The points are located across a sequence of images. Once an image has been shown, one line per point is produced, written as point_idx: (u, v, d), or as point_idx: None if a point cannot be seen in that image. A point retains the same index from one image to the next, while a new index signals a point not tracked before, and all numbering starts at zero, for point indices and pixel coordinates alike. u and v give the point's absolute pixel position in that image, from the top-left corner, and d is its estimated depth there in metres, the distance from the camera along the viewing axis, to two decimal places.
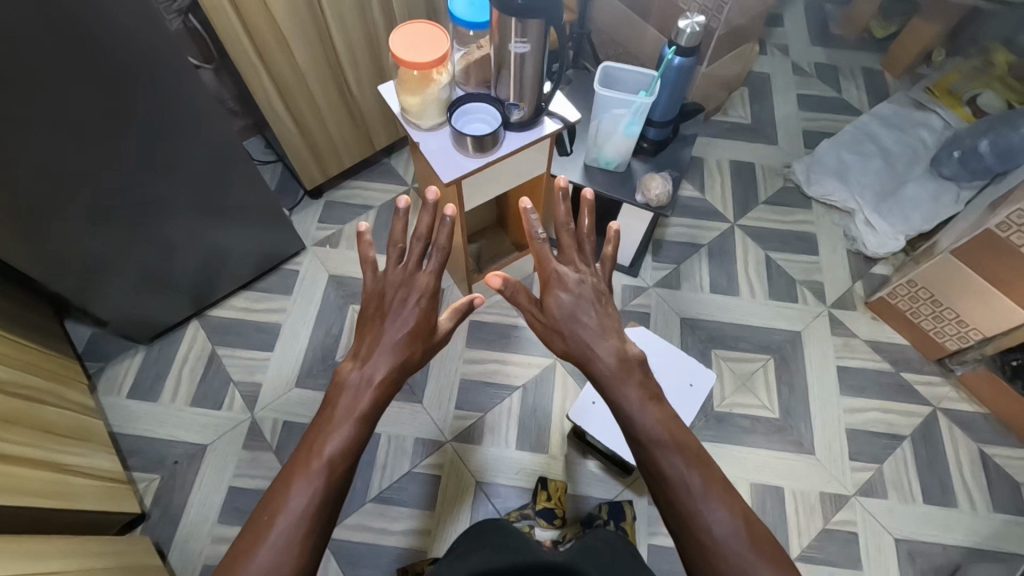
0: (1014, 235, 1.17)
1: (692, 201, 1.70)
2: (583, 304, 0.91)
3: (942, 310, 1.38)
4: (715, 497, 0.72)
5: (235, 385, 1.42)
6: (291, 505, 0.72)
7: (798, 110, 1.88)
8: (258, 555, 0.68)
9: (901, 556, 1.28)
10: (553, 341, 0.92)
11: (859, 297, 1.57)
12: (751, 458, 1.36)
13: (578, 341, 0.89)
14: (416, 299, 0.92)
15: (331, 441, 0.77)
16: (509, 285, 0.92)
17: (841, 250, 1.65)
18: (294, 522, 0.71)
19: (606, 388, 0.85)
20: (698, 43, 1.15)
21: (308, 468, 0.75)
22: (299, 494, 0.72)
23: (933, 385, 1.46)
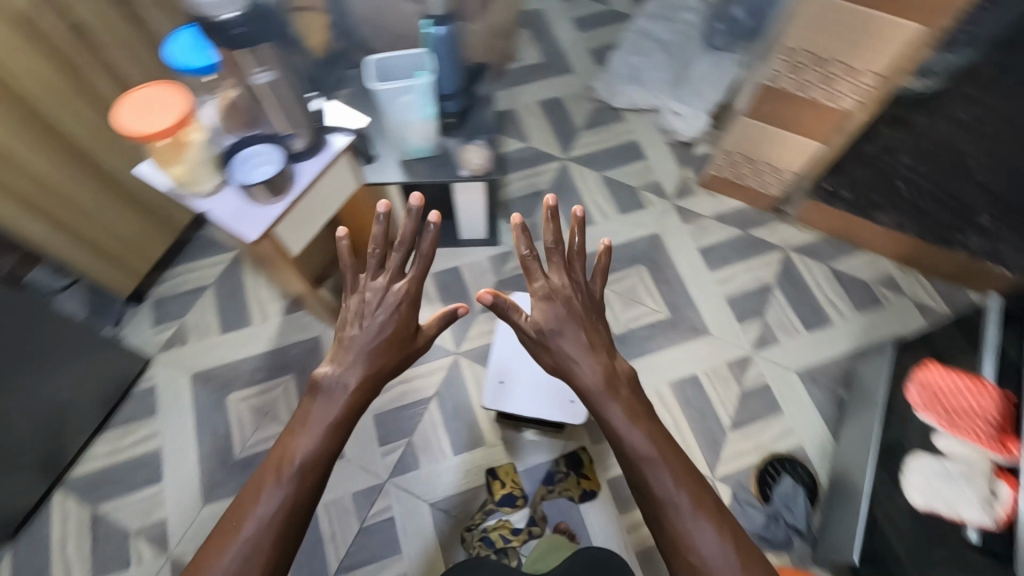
0: (782, 82, 1.27)
1: (520, 152, 1.72)
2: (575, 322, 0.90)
3: (759, 165, 1.52)
4: (699, 511, 0.75)
5: (136, 535, 1.26)
6: (259, 509, 0.73)
7: (578, 32, 1.94)
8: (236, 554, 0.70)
9: (807, 382, 1.43)
10: (543, 355, 0.92)
11: (693, 180, 1.69)
12: (662, 361, 1.45)
13: (569, 356, 0.89)
14: (394, 304, 0.91)
15: (307, 441, 0.79)
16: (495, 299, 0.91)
17: (663, 144, 1.75)
18: (267, 522, 0.72)
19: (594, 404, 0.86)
20: (448, 9, 1.15)
21: (281, 469, 0.76)
22: (270, 497, 0.74)
23: (777, 230, 1.62)
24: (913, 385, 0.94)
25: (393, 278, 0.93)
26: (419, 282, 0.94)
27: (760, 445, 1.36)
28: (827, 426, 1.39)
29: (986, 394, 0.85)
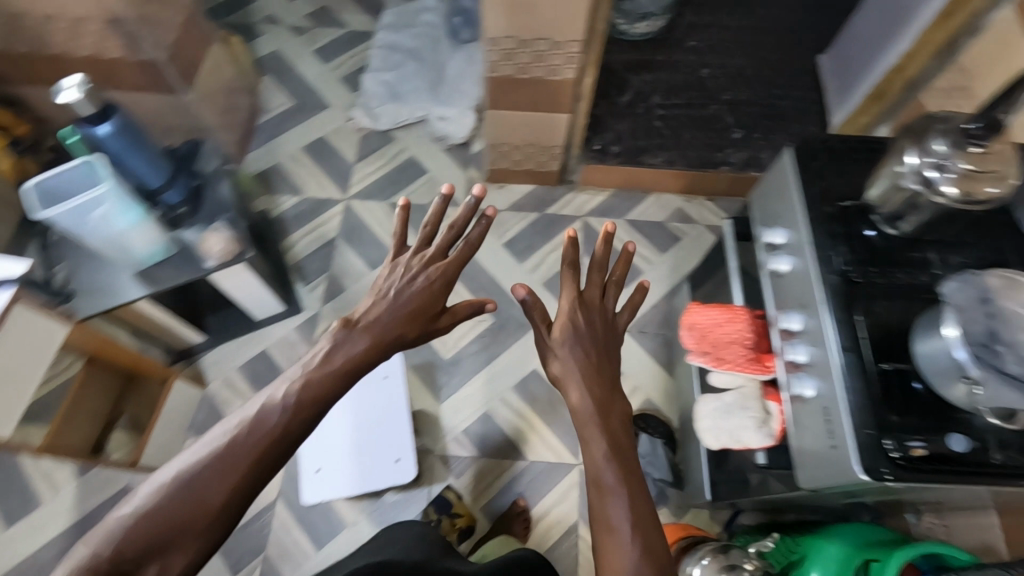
0: (499, 72, 1.26)
1: (298, 206, 1.62)
2: (590, 346, 0.83)
3: (526, 149, 1.53)
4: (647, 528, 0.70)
5: None
6: (261, 413, 0.66)
7: (323, 64, 1.86)
8: (251, 441, 0.64)
9: (637, 336, 1.47)
10: (552, 360, 0.83)
11: (479, 179, 1.68)
12: (499, 369, 1.43)
13: (572, 370, 0.81)
14: (427, 282, 0.81)
15: (322, 375, 0.70)
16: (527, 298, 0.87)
17: (441, 152, 1.72)
18: (268, 435, 0.65)
19: (590, 426, 0.77)
20: (103, 103, 1.02)
21: (302, 389, 0.69)
22: (271, 410, 0.66)
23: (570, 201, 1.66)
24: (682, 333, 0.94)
25: (429, 259, 0.83)
26: (453, 275, 0.83)
27: None
28: (665, 371, 1.44)
29: (742, 332, 0.88)
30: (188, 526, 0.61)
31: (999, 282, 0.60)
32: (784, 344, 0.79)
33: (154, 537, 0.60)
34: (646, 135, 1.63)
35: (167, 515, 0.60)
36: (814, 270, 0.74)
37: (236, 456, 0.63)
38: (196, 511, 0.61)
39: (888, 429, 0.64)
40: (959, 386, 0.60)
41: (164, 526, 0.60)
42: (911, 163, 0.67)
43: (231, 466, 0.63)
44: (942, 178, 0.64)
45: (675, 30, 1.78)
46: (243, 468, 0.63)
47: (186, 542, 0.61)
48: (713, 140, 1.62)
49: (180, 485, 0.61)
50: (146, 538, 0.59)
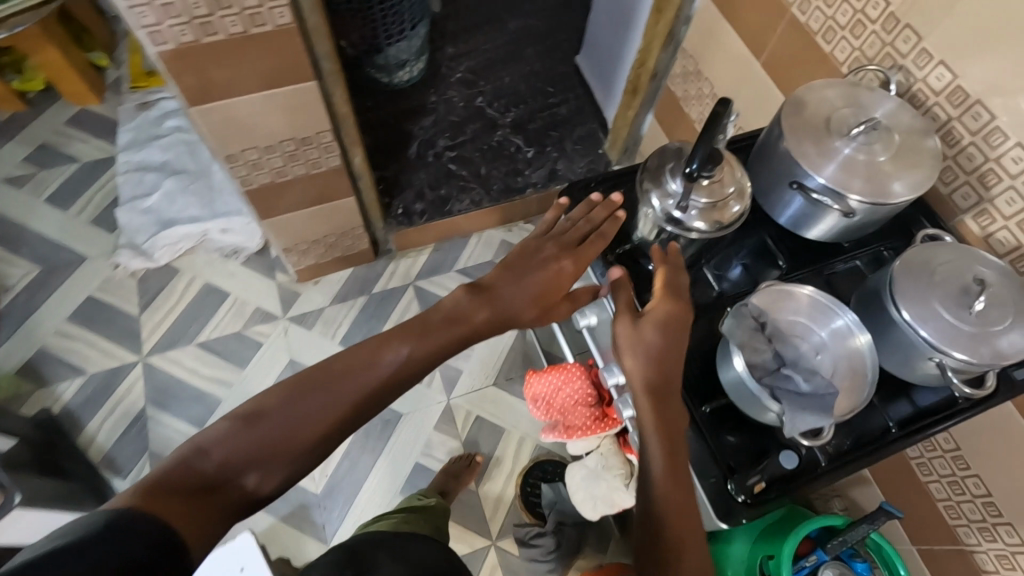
0: (254, 184, 1.13)
1: (85, 389, 1.37)
2: (678, 331, 0.64)
3: (325, 240, 1.41)
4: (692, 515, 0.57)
5: None
6: (383, 359, 0.63)
7: (62, 211, 1.58)
8: (355, 378, 0.61)
9: (506, 386, 1.43)
10: (627, 349, 0.64)
11: (290, 282, 1.53)
12: (380, 479, 1.32)
13: (658, 347, 0.63)
14: (557, 261, 0.73)
15: (423, 340, 0.65)
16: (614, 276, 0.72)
17: (238, 266, 1.54)
18: (383, 371, 0.62)
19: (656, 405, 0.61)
20: None
21: (403, 339, 0.65)
22: (394, 351, 0.64)
23: (397, 271, 1.57)
24: (530, 407, 0.91)
25: (567, 239, 0.76)
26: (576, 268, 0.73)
27: (510, 475, 1.35)
28: None
29: (582, 394, 0.86)
30: (277, 458, 0.55)
31: (764, 299, 0.63)
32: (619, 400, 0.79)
33: (254, 458, 0.54)
34: (445, 182, 1.59)
35: (265, 424, 0.56)
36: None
37: (345, 389, 0.60)
38: (292, 437, 0.57)
39: (728, 471, 0.63)
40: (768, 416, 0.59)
41: (258, 444, 0.55)
42: (656, 206, 0.67)
43: (332, 393, 0.59)
44: (688, 216, 0.66)
45: (438, 69, 1.75)
46: (345, 402, 0.60)
47: (265, 472, 0.55)
48: (510, 167, 1.62)
49: (278, 403, 0.58)
50: (248, 453, 0.54)
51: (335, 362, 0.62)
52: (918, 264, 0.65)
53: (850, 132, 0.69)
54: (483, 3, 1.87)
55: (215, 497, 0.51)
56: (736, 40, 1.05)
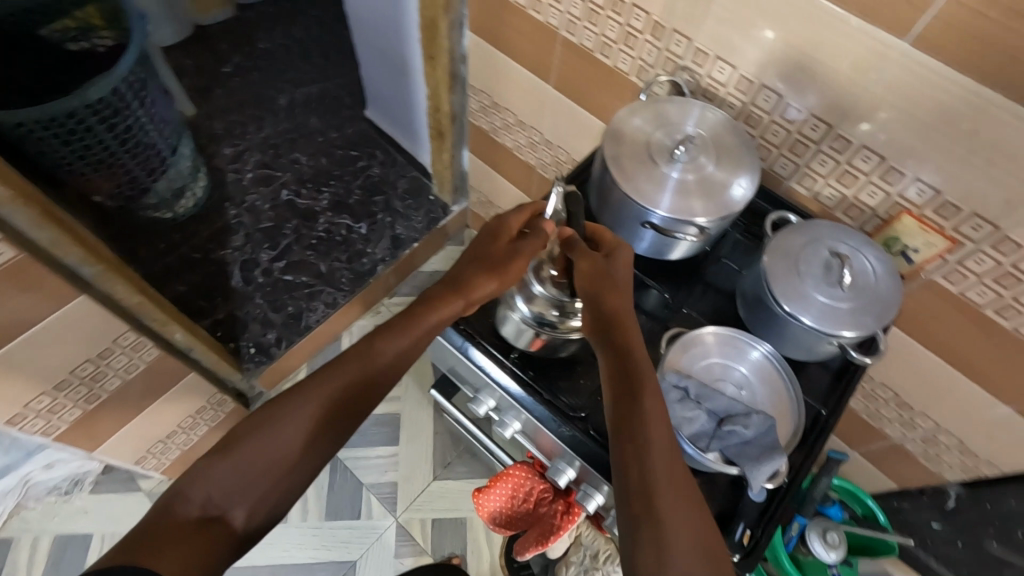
0: (62, 424, 0.92)
1: None
2: (624, 277, 0.63)
3: (182, 426, 1.20)
4: (668, 455, 0.53)
5: None
6: (371, 354, 0.60)
7: None
8: (335, 391, 0.59)
9: (448, 474, 1.35)
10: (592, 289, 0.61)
11: (160, 482, 1.30)
12: None
13: (609, 297, 0.60)
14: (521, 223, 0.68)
15: (398, 334, 0.61)
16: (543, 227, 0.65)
17: (85, 497, 1.27)
18: (362, 368, 0.60)
19: (623, 353, 0.58)
20: None
21: (373, 346, 0.61)
22: (382, 345, 0.61)
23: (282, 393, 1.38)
24: (489, 523, 0.84)
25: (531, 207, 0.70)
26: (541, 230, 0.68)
27: (493, 559, 1.28)
28: None
29: (538, 490, 0.81)
30: (259, 487, 0.54)
31: (673, 354, 0.66)
32: (580, 493, 0.74)
33: (241, 491, 0.54)
34: (289, 298, 1.43)
35: (242, 457, 0.55)
36: (547, 424, 0.70)
37: (326, 401, 0.58)
38: (273, 462, 0.55)
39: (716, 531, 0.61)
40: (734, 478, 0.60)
41: (244, 471, 0.54)
42: (523, 310, 0.67)
43: (310, 406, 0.57)
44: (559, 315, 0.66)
45: (222, 178, 1.55)
46: (323, 417, 0.58)
47: (253, 506, 0.54)
48: (349, 252, 1.50)
49: (255, 428, 0.56)
50: (233, 486, 0.53)
51: (316, 376, 0.59)
52: (783, 254, 0.67)
53: (673, 154, 0.70)
54: (240, 88, 1.69)
55: (208, 534, 0.51)
56: (520, 71, 1.03)
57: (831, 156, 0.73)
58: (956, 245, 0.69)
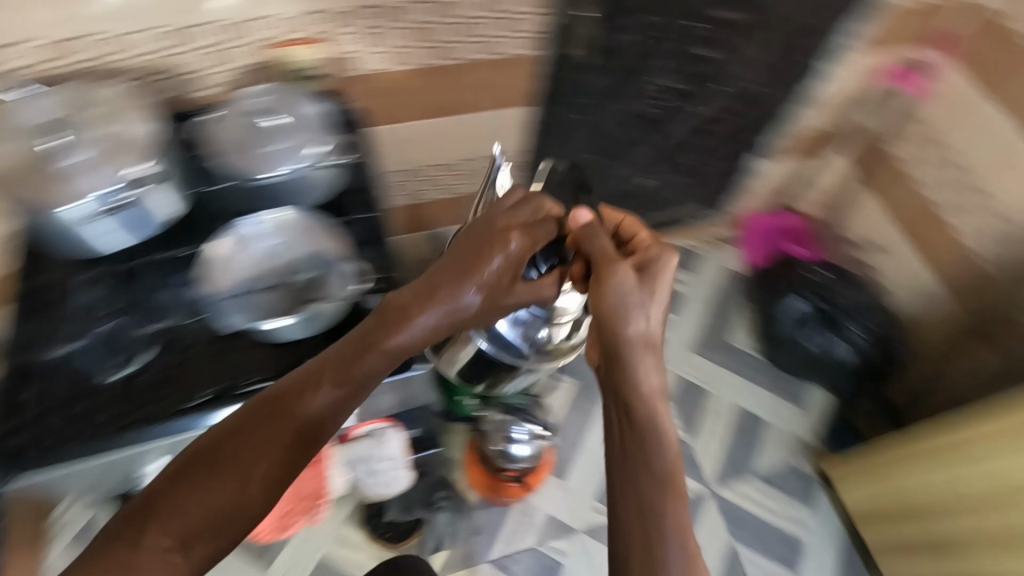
0: None
1: None
2: (659, 300, 0.70)
3: None
4: (676, 478, 0.63)
5: None
6: (268, 465, 0.58)
7: None
8: (282, 439, 0.59)
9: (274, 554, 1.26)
10: (600, 297, 0.70)
11: None
12: None
13: (636, 351, 0.69)
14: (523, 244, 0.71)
15: (280, 449, 0.59)
16: (598, 238, 0.73)
17: None
18: (251, 485, 0.57)
19: (636, 413, 0.67)
20: None
21: (318, 385, 0.61)
22: (283, 447, 0.59)
23: None
24: (273, 518, 0.90)
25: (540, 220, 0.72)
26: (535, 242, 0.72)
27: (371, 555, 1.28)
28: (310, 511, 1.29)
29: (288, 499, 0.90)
30: (187, 538, 0.54)
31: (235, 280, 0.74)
32: None
33: (165, 543, 0.53)
34: None
35: (176, 507, 0.54)
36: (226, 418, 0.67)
37: (272, 448, 0.59)
38: (209, 515, 0.55)
39: None
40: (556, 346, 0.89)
41: (178, 525, 0.54)
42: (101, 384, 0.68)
43: (167, 534, 0.53)
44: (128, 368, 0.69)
45: None
46: (266, 470, 0.58)
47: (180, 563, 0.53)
48: None
49: (198, 479, 0.56)
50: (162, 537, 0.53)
51: (267, 411, 0.60)
52: (237, 148, 0.76)
53: (64, 154, 0.67)
54: None
55: None
56: None
57: (192, 49, 0.78)
58: (325, 42, 0.83)
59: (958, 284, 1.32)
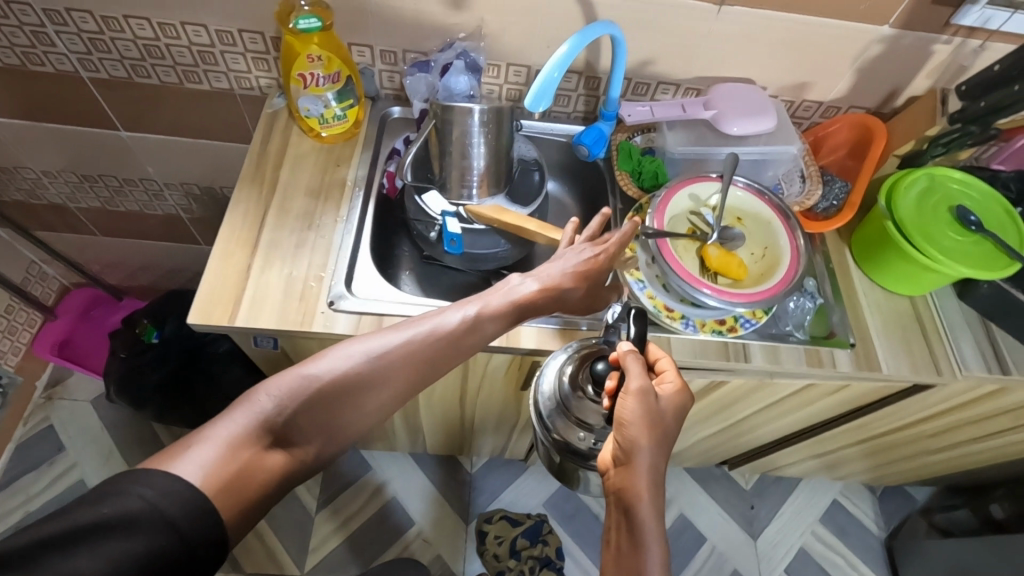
0: None
1: None
2: (675, 419, 0.50)
3: None
4: None
5: None
6: (430, 357, 0.52)
7: None
8: (384, 388, 0.50)
9: None
10: (624, 423, 0.47)
11: None
12: None
13: (641, 456, 0.47)
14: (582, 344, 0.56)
15: (453, 344, 0.53)
16: (634, 371, 0.48)
17: None
18: (420, 374, 0.52)
19: (626, 509, 0.46)
20: None
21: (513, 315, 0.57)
22: (443, 349, 0.52)
23: None
24: None
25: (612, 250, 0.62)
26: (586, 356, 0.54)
27: None
28: None
29: None
30: (297, 426, 0.46)
31: None
32: None
33: (280, 420, 0.45)
34: None
35: (314, 376, 0.48)
36: None
37: (412, 374, 0.51)
38: (320, 414, 0.47)
39: None
40: (559, 429, 0.51)
41: (295, 402, 0.46)
42: None
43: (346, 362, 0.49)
44: None
45: None
46: (356, 409, 0.49)
47: (272, 457, 0.45)
48: None
49: (344, 370, 0.48)
50: (285, 405, 0.46)
51: (424, 354, 0.51)
52: None
53: None
54: None
55: (264, 462, 0.44)
56: None
57: None
58: None
59: (203, 237, 1.20)
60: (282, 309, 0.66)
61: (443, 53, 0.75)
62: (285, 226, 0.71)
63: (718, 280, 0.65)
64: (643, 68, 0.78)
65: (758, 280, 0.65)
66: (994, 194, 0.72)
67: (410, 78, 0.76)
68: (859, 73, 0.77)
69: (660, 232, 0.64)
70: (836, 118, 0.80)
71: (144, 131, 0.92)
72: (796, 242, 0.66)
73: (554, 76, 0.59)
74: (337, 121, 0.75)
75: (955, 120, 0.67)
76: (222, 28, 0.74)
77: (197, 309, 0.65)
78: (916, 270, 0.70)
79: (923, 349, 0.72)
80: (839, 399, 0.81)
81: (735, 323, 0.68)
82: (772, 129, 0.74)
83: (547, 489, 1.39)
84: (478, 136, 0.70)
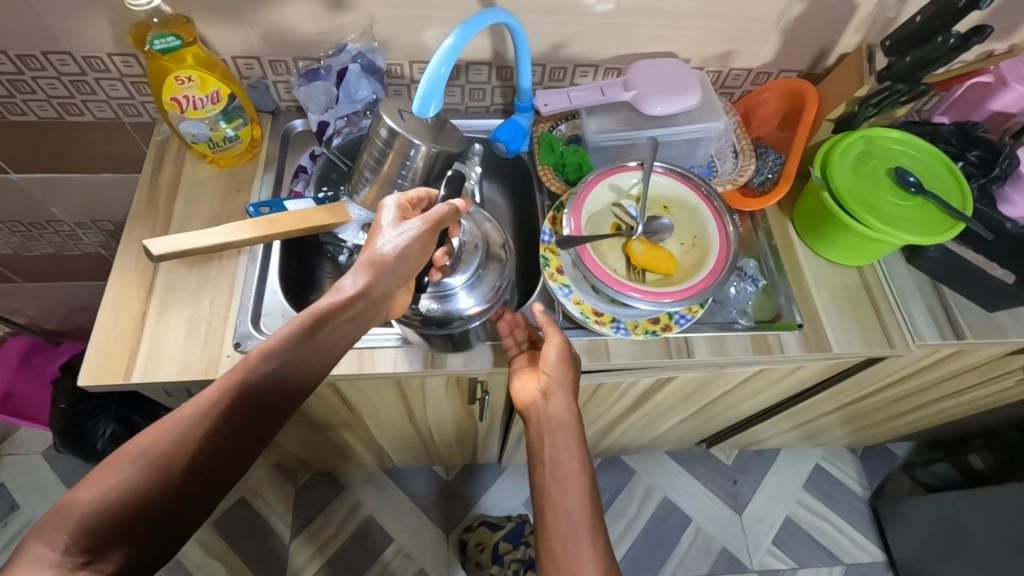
0: None
1: None
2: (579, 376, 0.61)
3: None
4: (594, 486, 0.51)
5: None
6: (224, 398, 0.44)
7: None
8: (196, 443, 0.42)
9: None
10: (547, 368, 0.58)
11: None
12: None
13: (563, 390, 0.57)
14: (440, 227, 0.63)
15: (237, 383, 0.45)
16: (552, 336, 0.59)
17: None
18: (223, 417, 0.44)
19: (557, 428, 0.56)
20: None
21: (339, 328, 0.50)
22: (232, 391, 0.45)
23: None
24: None
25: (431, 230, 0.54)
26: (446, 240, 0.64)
27: None
28: None
29: None
30: (102, 556, 0.38)
31: None
32: None
33: (76, 551, 0.37)
34: None
35: (97, 496, 0.39)
36: None
37: (220, 427, 0.44)
38: (130, 524, 0.39)
39: None
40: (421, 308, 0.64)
41: (95, 519, 0.38)
42: None
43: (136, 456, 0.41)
44: None
45: None
46: (177, 474, 0.41)
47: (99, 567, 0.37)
48: None
49: (122, 479, 0.40)
50: (71, 537, 0.37)
51: (213, 410, 0.44)
52: None
53: None
54: None
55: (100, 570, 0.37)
56: None
57: None
58: None
59: None
60: (183, 356, 0.60)
61: (335, 58, 0.69)
62: (184, 266, 0.65)
63: (646, 277, 0.61)
64: (556, 52, 0.73)
65: (688, 273, 0.60)
66: (935, 152, 0.69)
67: (302, 89, 0.70)
68: (785, 34, 0.72)
69: (576, 237, 0.59)
70: (765, 84, 0.75)
71: (37, 172, 0.85)
72: (725, 229, 0.61)
73: (441, 71, 0.53)
74: (230, 142, 0.69)
75: (884, 78, 0.63)
76: (89, 54, 0.68)
77: (88, 367, 0.59)
78: (859, 239, 0.66)
79: (874, 321, 0.69)
80: (796, 378, 0.77)
81: (669, 320, 0.63)
82: (698, 103, 0.69)
83: (526, 489, 1.36)
84: (409, 169, 0.62)
